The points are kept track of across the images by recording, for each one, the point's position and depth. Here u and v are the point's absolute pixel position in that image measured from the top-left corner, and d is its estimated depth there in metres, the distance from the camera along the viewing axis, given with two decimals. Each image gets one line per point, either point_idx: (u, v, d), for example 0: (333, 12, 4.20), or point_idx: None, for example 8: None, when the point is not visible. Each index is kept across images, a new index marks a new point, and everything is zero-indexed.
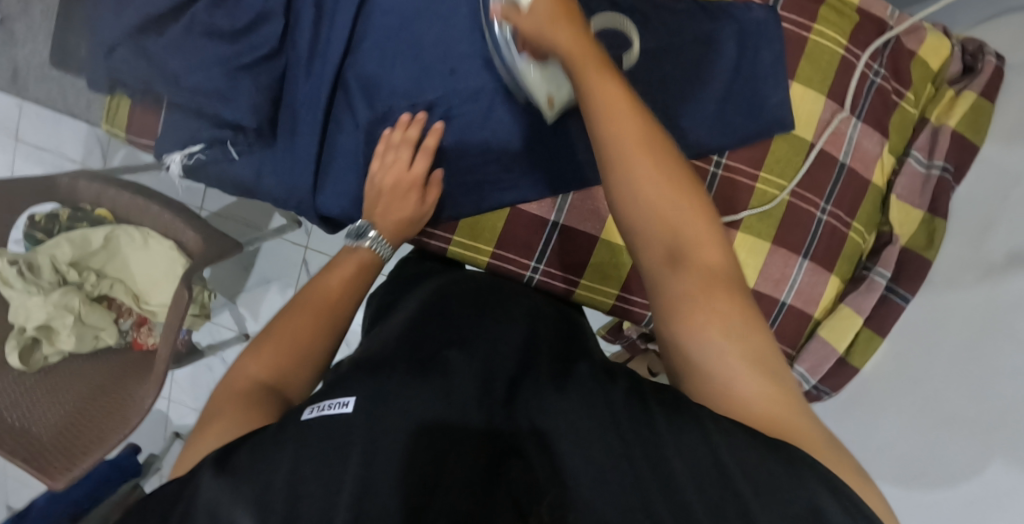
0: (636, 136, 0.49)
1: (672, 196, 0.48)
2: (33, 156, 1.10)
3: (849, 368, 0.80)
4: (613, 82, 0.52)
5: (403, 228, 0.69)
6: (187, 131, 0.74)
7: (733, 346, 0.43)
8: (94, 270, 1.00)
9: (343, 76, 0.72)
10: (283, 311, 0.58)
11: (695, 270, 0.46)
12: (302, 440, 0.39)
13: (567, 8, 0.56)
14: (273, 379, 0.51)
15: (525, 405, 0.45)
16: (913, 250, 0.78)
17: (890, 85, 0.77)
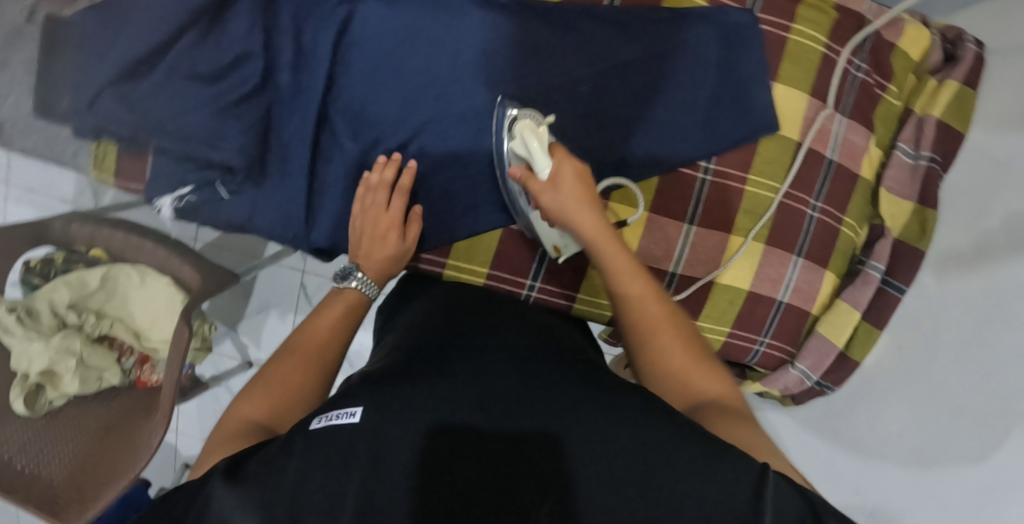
0: (647, 302, 0.56)
1: (688, 353, 0.54)
2: (25, 199, 1.10)
3: (849, 362, 0.80)
4: (620, 248, 0.59)
5: (388, 266, 0.69)
6: (176, 175, 0.74)
7: (734, 428, 0.49)
8: (93, 311, 1.00)
9: (328, 109, 0.73)
10: (273, 357, 0.56)
11: (714, 410, 0.51)
12: (310, 450, 0.41)
13: (579, 176, 0.61)
14: (267, 420, 0.50)
15: (532, 398, 0.46)
16: (907, 242, 0.77)
17: (873, 79, 0.77)
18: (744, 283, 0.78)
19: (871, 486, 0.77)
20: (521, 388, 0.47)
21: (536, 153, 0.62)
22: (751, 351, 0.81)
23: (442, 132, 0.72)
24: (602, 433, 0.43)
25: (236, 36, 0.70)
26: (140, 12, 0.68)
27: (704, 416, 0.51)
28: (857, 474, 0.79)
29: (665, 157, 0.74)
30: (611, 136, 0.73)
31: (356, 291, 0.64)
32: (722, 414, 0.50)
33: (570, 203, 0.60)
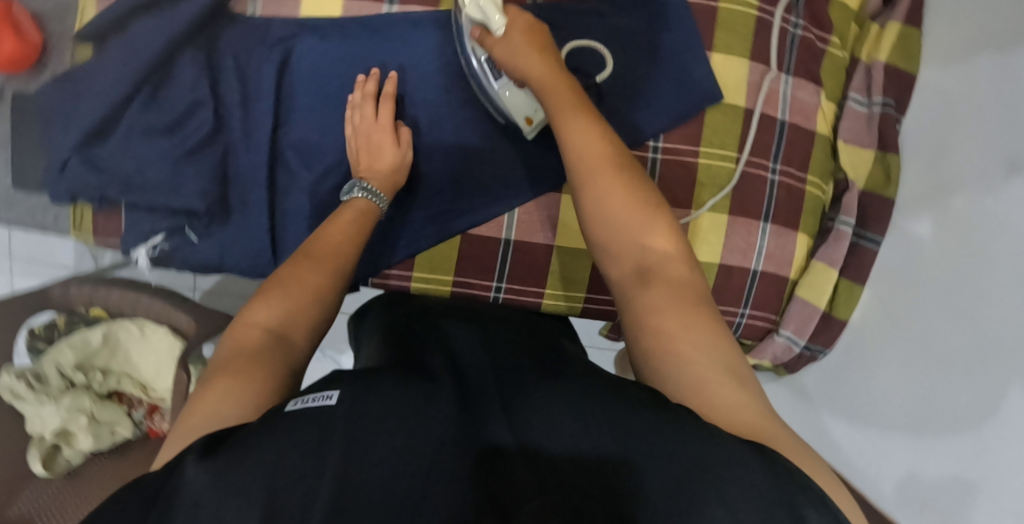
0: (594, 145, 0.56)
1: (639, 217, 0.53)
2: (29, 269, 1.16)
3: (836, 322, 0.78)
4: (575, 96, 0.60)
5: (394, 175, 0.70)
6: (147, 226, 0.76)
7: (695, 354, 0.44)
8: (99, 369, 1.03)
9: (279, 143, 0.75)
10: (286, 263, 0.57)
11: (664, 282, 0.49)
12: (286, 430, 0.37)
13: (532, 32, 0.63)
14: (278, 325, 0.50)
15: (519, 404, 0.43)
16: (873, 192, 0.76)
17: (812, 34, 0.77)
18: (715, 257, 0.76)
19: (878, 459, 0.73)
20: (507, 390, 0.45)
21: (490, 10, 0.63)
22: (732, 325, 0.79)
23: None
24: (593, 422, 0.40)
25: (184, 86, 0.73)
26: (95, 78, 0.72)
27: (653, 298, 0.48)
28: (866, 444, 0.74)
29: None
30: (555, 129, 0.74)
31: (361, 201, 0.67)
32: (673, 294, 0.48)
33: (522, 56, 0.62)
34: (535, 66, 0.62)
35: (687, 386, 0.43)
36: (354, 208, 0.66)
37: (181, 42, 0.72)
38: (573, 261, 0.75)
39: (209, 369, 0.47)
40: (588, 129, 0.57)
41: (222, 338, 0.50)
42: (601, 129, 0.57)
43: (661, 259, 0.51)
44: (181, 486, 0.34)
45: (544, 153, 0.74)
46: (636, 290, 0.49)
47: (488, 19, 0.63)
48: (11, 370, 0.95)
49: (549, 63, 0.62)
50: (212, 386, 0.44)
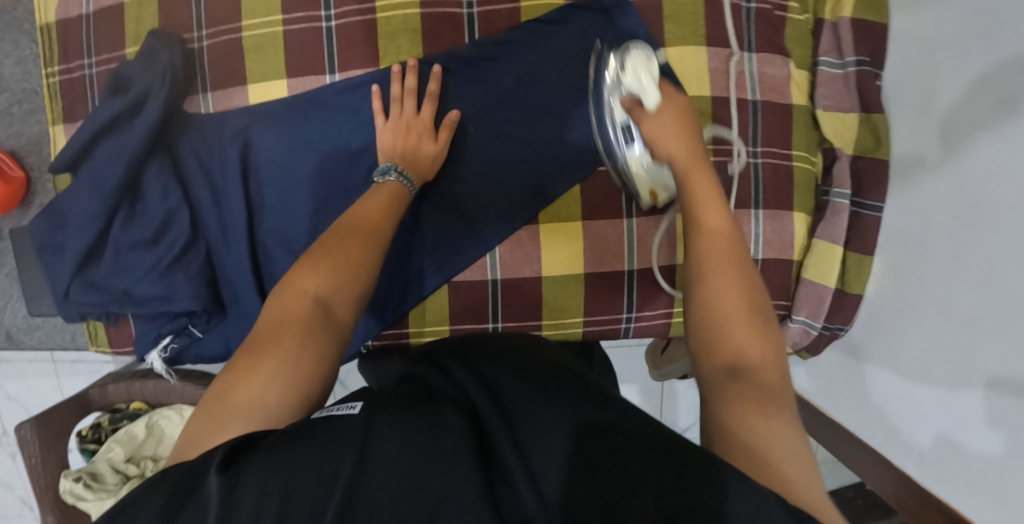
0: (724, 248, 0.52)
1: (745, 314, 0.48)
2: (75, 369, 1.22)
3: (851, 297, 0.74)
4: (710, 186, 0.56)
5: (426, 170, 0.69)
6: (152, 331, 0.78)
7: (768, 434, 0.40)
8: (150, 458, 1.07)
9: (257, 233, 0.76)
10: (329, 232, 0.59)
11: (751, 382, 0.44)
12: (306, 442, 0.39)
13: (680, 117, 0.61)
14: (325, 295, 0.52)
15: (525, 422, 0.42)
16: (864, 157, 0.71)
17: (768, 3, 0.72)
18: None
19: (904, 432, 0.69)
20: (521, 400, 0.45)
21: (647, 87, 0.62)
22: None
23: None
24: (608, 425, 0.40)
25: (156, 196, 0.74)
26: (75, 206, 0.74)
27: (738, 393, 0.44)
28: (897, 414, 0.70)
29: (579, 158, 0.73)
30: (520, 163, 0.73)
31: (394, 184, 0.65)
32: (757, 398, 0.43)
33: (664, 132, 0.60)
34: (679, 145, 0.59)
35: (742, 450, 0.40)
36: (384, 191, 0.64)
37: (146, 155, 0.73)
38: (565, 287, 0.74)
39: (259, 332, 0.51)
40: (713, 212, 0.54)
41: (273, 294, 0.54)
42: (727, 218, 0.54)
43: (752, 355, 0.46)
44: (201, 488, 0.37)
45: (513, 189, 0.73)
46: (718, 392, 0.45)
47: (643, 94, 0.62)
48: (68, 474, 0.99)
49: (692, 148, 0.59)
50: (261, 360, 0.48)
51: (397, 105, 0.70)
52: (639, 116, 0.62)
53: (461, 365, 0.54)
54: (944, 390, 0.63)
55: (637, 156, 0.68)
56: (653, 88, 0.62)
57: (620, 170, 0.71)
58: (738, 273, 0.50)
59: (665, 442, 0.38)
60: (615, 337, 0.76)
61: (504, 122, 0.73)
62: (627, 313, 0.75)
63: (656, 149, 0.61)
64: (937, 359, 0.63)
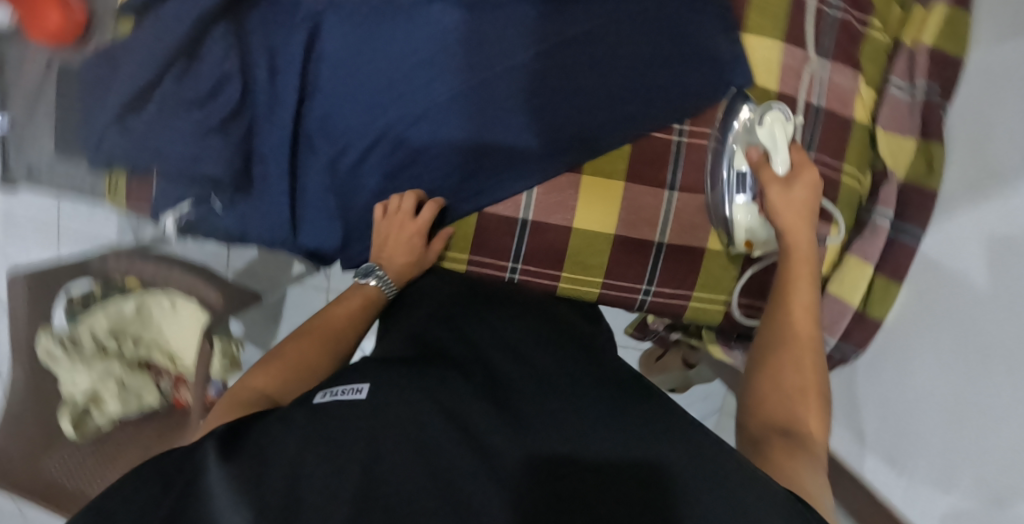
0: (802, 317, 0.60)
1: (803, 383, 0.56)
2: (76, 241, 1.21)
3: (869, 321, 0.73)
4: (805, 267, 0.62)
5: (410, 268, 0.73)
6: (174, 194, 0.79)
7: (809, 476, 0.47)
8: (131, 337, 1.08)
9: (304, 123, 0.76)
10: (289, 338, 0.64)
11: (798, 444, 0.51)
12: (311, 422, 0.41)
13: (807, 198, 0.65)
14: (274, 392, 0.56)
15: (536, 412, 0.46)
16: (915, 182, 0.72)
17: (851, 16, 0.72)
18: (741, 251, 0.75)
19: (904, 456, 0.72)
20: (526, 395, 0.48)
21: (779, 141, 0.67)
22: None
23: (406, 127, 0.73)
24: (610, 444, 0.43)
25: (212, 64, 0.74)
26: (128, 52, 0.73)
27: (785, 445, 0.51)
28: (894, 437, 0.73)
29: (631, 123, 0.72)
30: (578, 111, 0.72)
31: (372, 288, 0.71)
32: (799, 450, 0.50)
33: (783, 212, 0.64)
34: (796, 231, 0.64)
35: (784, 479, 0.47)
36: (363, 293, 0.71)
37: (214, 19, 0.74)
38: (592, 243, 0.74)
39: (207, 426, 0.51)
40: (800, 283, 0.61)
41: (224, 394, 0.57)
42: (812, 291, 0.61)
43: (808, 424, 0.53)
44: (202, 476, 0.37)
45: (563, 136, 0.72)
46: (767, 442, 0.52)
47: (775, 149, 0.67)
48: (49, 333, 0.99)
49: (804, 227, 0.64)
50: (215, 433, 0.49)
51: (396, 206, 0.71)
52: (768, 179, 0.65)
53: (472, 355, 0.55)
54: (953, 418, 0.65)
55: (747, 207, 0.70)
56: (788, 148, 0.67)
57: (720, 217, 0.73)
58: (812, 355, 0.58)
59: (685, 468, 0.41)
60: (628, 307, 0.77)
61: (572, 65, 0.71)
62: (647, 286, 0.75)
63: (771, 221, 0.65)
64: (950, 392, 0.66)
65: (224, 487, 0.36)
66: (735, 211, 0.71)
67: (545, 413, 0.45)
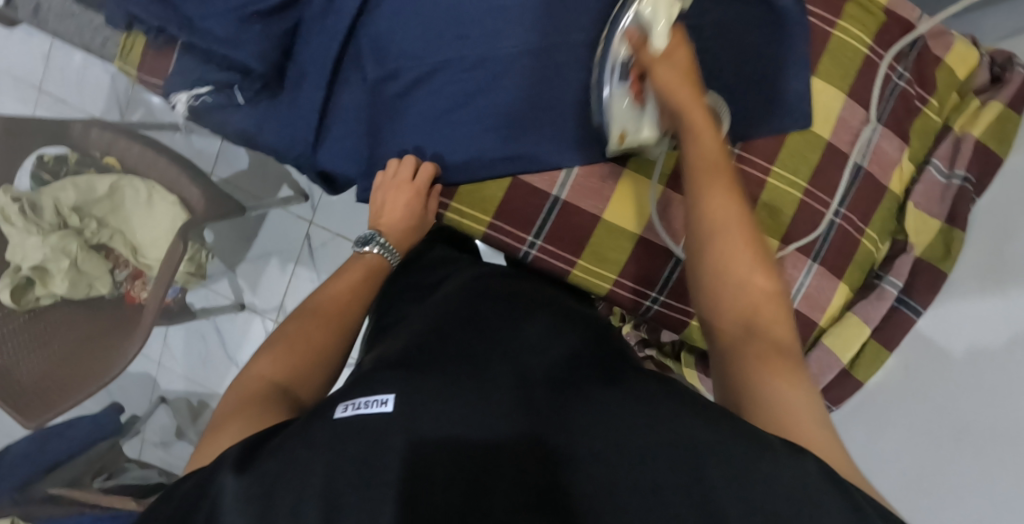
0: (732, 201, 0.55)
1: (760, 277, 0.52)
2: (54, 107, 1.13)
3: (852, 380, 0.75)
4: (717, 149, 0.58)
5: (409, 235, 0.75)
6: (196, 73, 0.74)
7: (790, 392, 0.46)
8: (96, 218, 1.00)
9: (355, 36, 0.71)
10: (294, 319, 0.65)
11: (766, 344, 0.49)
12: (336, 441, 0.42)
13: (688, 67, 0.62)
14: (283, 381, 0.57)
15: (564, 407, 0.45)
16: (927, 261, 0.74)
17: (914, 90, 0.74)
18: None
19: None
20: (549, 387, 0.47)
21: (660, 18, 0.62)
22: None
23: (455, 75, 0.70)
24: (632, 440, 0.42)
25: None
26: None
27: (752, 354, 0.48)
28: None
29: None
30: None
31: (377, 257, 0.72)
32: (771, 354, 0.48)
33: (675, 88, 0.60)
34: (697, 115, 0.59)
35: (772, 404, 0.45)
36: (368, 261, 0.72)
37: None
38: (615, 239, 0.73)
39: (218, 417, 0.53)
40: (716, 162, 0.57)
41: (230, 385, 0.57)
42: (728, 173, 0.57)
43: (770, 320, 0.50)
44: (223, 491, 0.40)
45: None
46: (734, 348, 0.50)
47: (653, 27, 0.62)
48: (7, 191, 0.92)
49: (700, 105, 0.60)
50: (222, 429, 0.50)
51: (392, 167, 0.71)
52: (647, 58, 0.62)
53: (487, 342, 0.53)
54: (917, 486, 0.67)
55: (623, 90, 0.65)
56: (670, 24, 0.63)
57: (600, 108, 0.67)
58: (746, 239, 0.53)
59: (707, 465, 0.40)
60: (632, 311, 0.75)
61: None
62: (656, 294, 0.74)
63: (664, 102, 0.62)
64: (916, 462, 0.68)
65: (257, 515, 0.39)
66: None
67: (569, 412, 0.44)
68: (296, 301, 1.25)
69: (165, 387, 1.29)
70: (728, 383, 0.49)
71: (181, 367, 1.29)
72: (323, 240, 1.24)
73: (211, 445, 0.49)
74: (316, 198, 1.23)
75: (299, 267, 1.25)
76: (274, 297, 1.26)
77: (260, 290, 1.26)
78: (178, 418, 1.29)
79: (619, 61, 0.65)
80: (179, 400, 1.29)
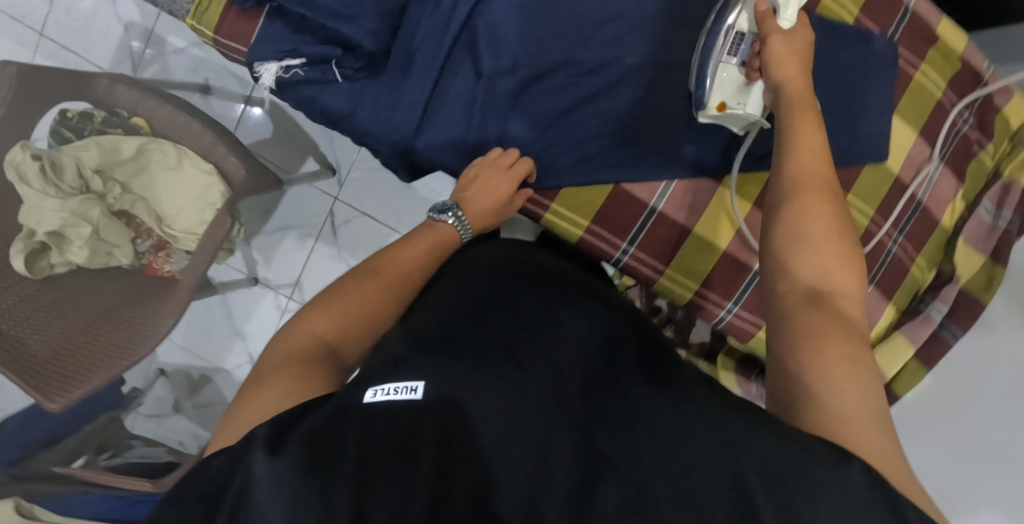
0: (817, 174, 0.54)
1: (834, 246, 0.51)
2: (56, 54, 1.13)
3: (891, 394, 0.82)
4: (814, 122, 0.56)
5: (485, 218, 0.70)
6: (288, 42, 0.68)
7: (847, 390, 0.43)
8: (119, 183, 0.93)
9: (470, 23, 0.69)
10: (350, 274, 0.62)
11: (834, 312, 0.47)
12: (370, 425, 0.41)
13: (806, 48, 0.60)
14: (332, 340, 0.56)
15: (605, 400, 0.44)
16: (970, 293, 0.80)
17: (973, 136, 0.81)
18: None
19: None
20: (593, 378, 0.46)
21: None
22: None
23: (575, 77, 0.70)
24: (669, 435, 0.41)
25: None
26: None
27: (820, 322, 0.47)
28: None
29: None
30: None
31: (449, 227, 0.69)
32: (840, 325, 0.46)
33: (787, 63, 0.59)
34: (802, 80, 0.58)
35: (829, 409, 0.43)
36: (443, 232, 0.68)
37: None
38: (704, 251, 0.75)
39: (264, 368, 0.52)
40: (812, 134, 0.55)
41: (277, 334, 0.57)
42: (822, 146, 0.56)
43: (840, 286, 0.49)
44: (251, 477, 0.39)
45: None
46: (798, 315, 0.48)
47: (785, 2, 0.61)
48: (27, 147, 0.83)
49: (805, 82, 0.59)
50: (270, 384, 0.50)
51: (497, 149, 0.70)
52: (769, 29, 0.61)
53: (518, 323, 0.50)
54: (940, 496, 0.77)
55: (731, 65, 0.66)
56: (803, 2, 0.62)
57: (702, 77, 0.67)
58: (829, 206, 0.52)
59: (750, 473, 0.38)
60: (708, 320, 0.77)
61: None
62: (731, 305, 0.76)
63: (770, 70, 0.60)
64: (943, 477, 0.77)
65: (289, 500, 0.38)
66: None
67: (607, 414, 0.43)
68: (313, 279, 1.20)
69: (163, 359, 1.22)
70: (781, 371, 0.47)
71: (180, 338, 1.22)
72: (347, 218, 1.18)
73: (254, 399, 0.49)
74: (343, 173, 1.17)
75: (319, 243, 1.19)
76: (289, 273, 1.20)
77: (275, 264, 1.20)
78: (176, 392, 1.23)
79: (738, 29, 0.66)
80: (178, 373, 1.23)
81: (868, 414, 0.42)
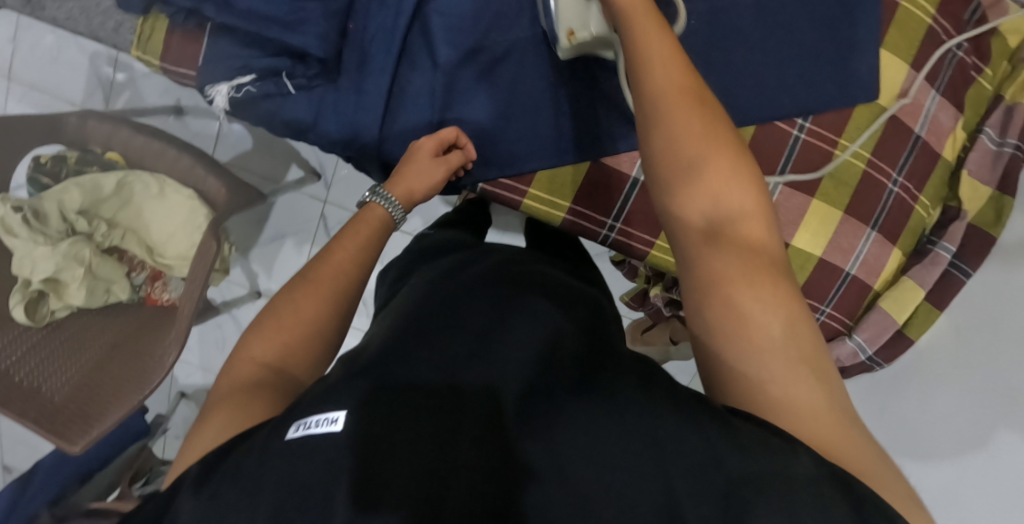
0: (682, 82, 0.45)
1: (721, 168, 0.44)
2: (27, 96, 1.12)
3: (905, 339, 0.80)
4: (656, 27, 0.48)
5: (415, 188, 0.64)
6: (237, 60, 0.66)
7: (804, 393, 0.37)
8: (104, 220, 0.93)
9: (421, 13, 0.67)
10: (289, 288, 0.54)
11: (739, 250, 0.41)
12: (286, 461, 0.33)
13: None
14: (279, 361, 0.49)
15: (558, 407, 0.37)
16: (980, 228, 0.79)
17: (970, 60, 0.76)
18: (817, 249, 0.75)
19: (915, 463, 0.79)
20: (546, 381, 0.39)
21: None
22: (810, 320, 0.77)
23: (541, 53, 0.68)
24: (638, 445, 0.34)
25: None
26: None
27: (723, 263, 0.41)
28: (900, 453, 0.81)
29: (760, 110, 0.72)
30: (719, 83, 0.72)
31: (379, 210, 0.62)
32: (749, 255, 0.41)
33: None
34: (644, 22, 0.48)
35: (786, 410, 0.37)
36: (371, 218, 0.60)
37: None
38: None
39: (211, 403, 0.47)
40: (659, 46, 0.47)
41: (225, 366, 0.50)
42: (682, 62, 0.47)
43: (801, 353, 0.38)
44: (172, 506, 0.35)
45: None
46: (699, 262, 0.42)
47: None
48: (7, 200, 0.84)
49: None
50: (213, 418, 0.45)
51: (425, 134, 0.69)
52: None
53: (459, 328, 0.42)
54: (964, 439, 0.75)
55: None
56: None
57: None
58: (704, 124, 0.44)
59: (721, 486, 0.33)
60: None
61: (717, 32, 0.72)
62: None
63: None
64: (964, 420, 0.76)
65: None
66: (815, 208, 0.74)
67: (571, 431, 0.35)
68: None
69: (184, 382, 1.24)
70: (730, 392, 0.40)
71: (197, 358, 1.24)
72: (340, 220, 1.17)
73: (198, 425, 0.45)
74: (329, 175, 1.15)
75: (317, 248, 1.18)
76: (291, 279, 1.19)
77: (275, 274, 1.20)
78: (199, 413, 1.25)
79: None
80: (199, 393, 1.24)
81: (824, 404, 0.37)
